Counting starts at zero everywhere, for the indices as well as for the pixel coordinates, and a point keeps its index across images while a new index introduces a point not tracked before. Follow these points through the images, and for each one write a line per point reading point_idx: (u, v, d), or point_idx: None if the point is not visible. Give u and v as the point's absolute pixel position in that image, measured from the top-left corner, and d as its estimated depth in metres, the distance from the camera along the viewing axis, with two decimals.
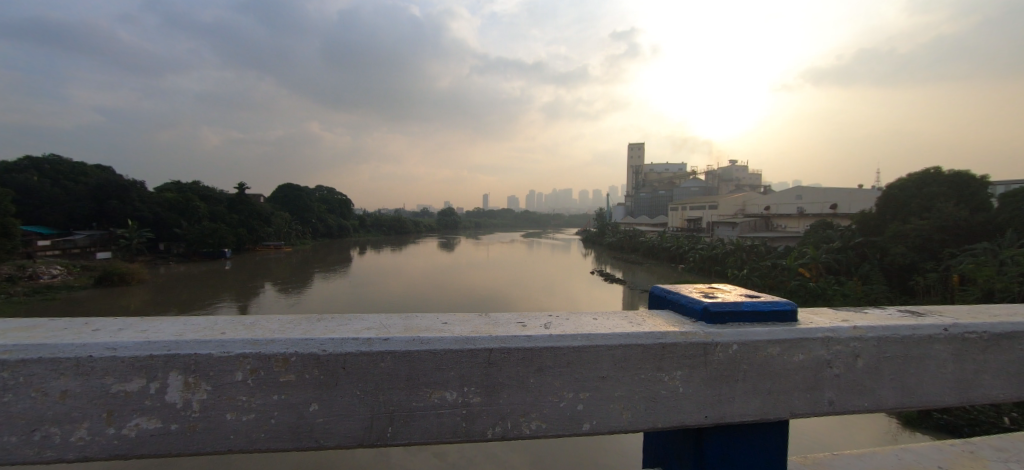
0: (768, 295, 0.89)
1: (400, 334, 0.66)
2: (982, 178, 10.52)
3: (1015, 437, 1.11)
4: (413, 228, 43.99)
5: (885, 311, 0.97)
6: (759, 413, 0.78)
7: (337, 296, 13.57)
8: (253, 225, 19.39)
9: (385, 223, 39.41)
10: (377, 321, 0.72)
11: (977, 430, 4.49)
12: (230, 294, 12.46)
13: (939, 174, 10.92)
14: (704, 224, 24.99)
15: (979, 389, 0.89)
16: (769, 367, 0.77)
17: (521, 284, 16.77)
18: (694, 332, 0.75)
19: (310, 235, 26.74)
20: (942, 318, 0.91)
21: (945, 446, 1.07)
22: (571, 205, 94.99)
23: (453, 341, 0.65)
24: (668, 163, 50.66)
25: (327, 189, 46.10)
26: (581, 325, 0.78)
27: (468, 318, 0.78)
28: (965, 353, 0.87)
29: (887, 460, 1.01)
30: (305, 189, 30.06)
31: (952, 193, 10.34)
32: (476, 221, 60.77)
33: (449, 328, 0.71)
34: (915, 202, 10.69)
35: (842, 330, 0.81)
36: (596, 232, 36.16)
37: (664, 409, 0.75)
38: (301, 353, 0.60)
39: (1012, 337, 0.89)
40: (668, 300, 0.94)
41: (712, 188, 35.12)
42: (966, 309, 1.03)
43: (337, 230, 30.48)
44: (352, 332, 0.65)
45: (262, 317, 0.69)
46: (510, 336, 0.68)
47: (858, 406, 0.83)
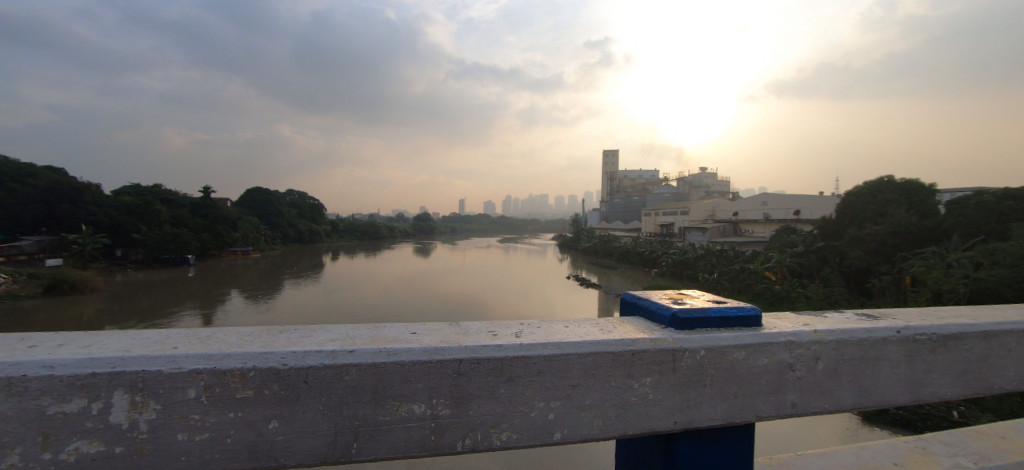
0: (735, 301, 0.91)
1: (365, 345, 0.64)
2: (931, 186, 11.12)
3: (963, 432, 1.17)
4: (388, 233, 43.36)
5: (842, 314, 1.00)
6: (726, 417, 0.79)
7: (308, 303, 13.16)
8: (218, 230, 18.68)
9: (359, 229, 38.70)
10: (344, 332, 0.70)
11: (930, 424, 4.82)
12: (194, 302, 11.96)
13: (892, 182, 11.54)
14: (676, 230, 25.62)
15: (929, 388, 0.93)
16: (734, 372, 0.79)
17: (497, 290, 16.74)
18: (662, 339, 0.76)
19: (280, 240, 25.99)
20: (896, 321, 0.96)
21: (897, 442, 1.13)
22: (546, 210, 95.53)
23: (421, 352, 0.64)
24: (641, 171, 51.76)
25: (298, 194, 45.03)
26: (551, 333, 0.77)
27: (439, 327, 0.77)
28: (916, 353, 0.91)
29: (847, 459, 1.04)
30: (275, 193, 29.22)
31: (902, 200, 10.95)
32: (451, 226, 60.34)
33: (418, 338, 0.69)
34: (871, 208, 11.26)
35: (804, 334, 0.84)
36: (572, 237, 36.52)
37: (634, 416, 0.75)
38: (260, 368, 0.57)
39: (955, 338, 0.94)
40: (638, 307, 0.95)
41: (684, 195, 35.98)
42: (916, 311, 1.08)
43: (308, 235, 29.73)
44: (315, 344, 0.63)
45: (219, 330, 0.66)
46: (480, 345, 0.67)
47: (818, 408, 0.86)
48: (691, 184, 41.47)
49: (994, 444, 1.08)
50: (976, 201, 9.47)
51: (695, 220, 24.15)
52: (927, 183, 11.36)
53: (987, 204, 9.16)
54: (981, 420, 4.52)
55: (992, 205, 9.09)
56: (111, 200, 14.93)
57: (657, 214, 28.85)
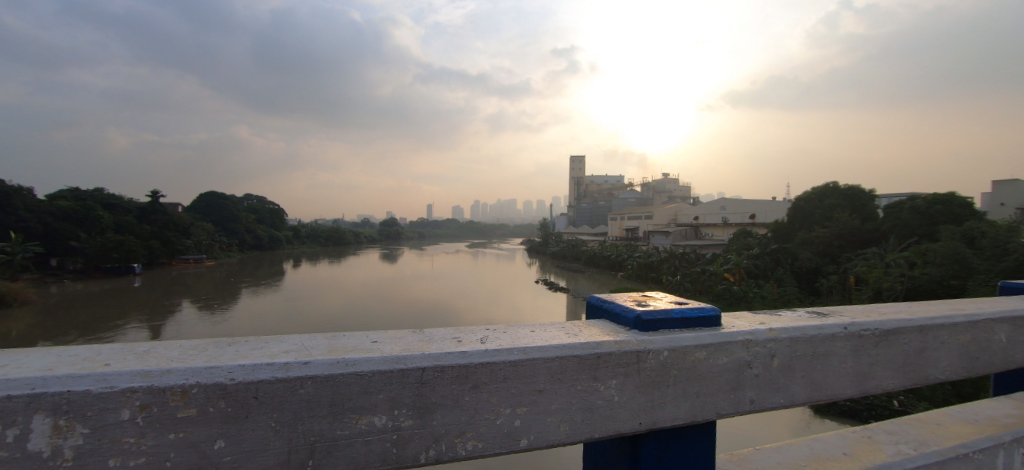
0: (696, 302, 0.93)
1: (323, 355, 0.61)
2: (871, 191, 11.90)
3: (905, 420, 1.24)
4: (353, 239, 42.32)
5: (796, 312, 1.05)
6: (689, 416, 0.81)
7: (267, 313, 12.63)
8: (168, 237, 17.68)
9: (322, 235, 37.59)
10: (302, 341, 0.67)
11: (873, 413, 5.16)
12: (141, 314, 11.27)
13: (837, 188, 12.28)
14: (640, 234, 26.32)
15: (874, 380, 0.98)
16: (696, 371, 0.80)
17: (466, 295, 16.63)
18: (627, 341, 0.77)
19: (237, 247, 24.89)
20: (843, 318, 1.01)
21: (847, 433, 1.18)
22: (514, 215, 95.73)
23: (381, 362, 0.61)
24: (607, 177, 52.90)
25: (257, 200, 43.35)
26: (517, 338, 0.77)
27: (402, 335, 0.75)
28: (862, 348, 0.96)
29: (800, 451, 1.09)
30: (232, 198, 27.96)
31: (845, 205, 11.67)
32: (418, 231, 59.56)
33: (379, 346, 0.67)
34: (818, 212, 11.93)
35: (760, 332, 0.86)
36: (539, 242, 36.80)
37: (601, 418, 0.75)
38: (204, 384, 0.54)
39: (896, 332, 0.99)
40: (603, 309, 0.95)
41: (648, 199, 37.02)
42: (861, 308, 1.14)
43: (268, 242, 28.63)
44: (267, 356, 0.60)
45: (160, 343, 0.62)
46: (444, 352, 0.65)
47: (774, 403, 0.89)
48: (654, 189, 42.70)
49: (930, 430, 1.16)
50: (910, 205, 10.20)
51: (659, 224, 24.88)
52: (867, 189, 12.15)
53: (920, 208, 9.90)
54: (917, 408, 4.86)
55: (924, 209, 9.82)
56: (45, 206, 13.89)
57: (622, 218, 29.48)
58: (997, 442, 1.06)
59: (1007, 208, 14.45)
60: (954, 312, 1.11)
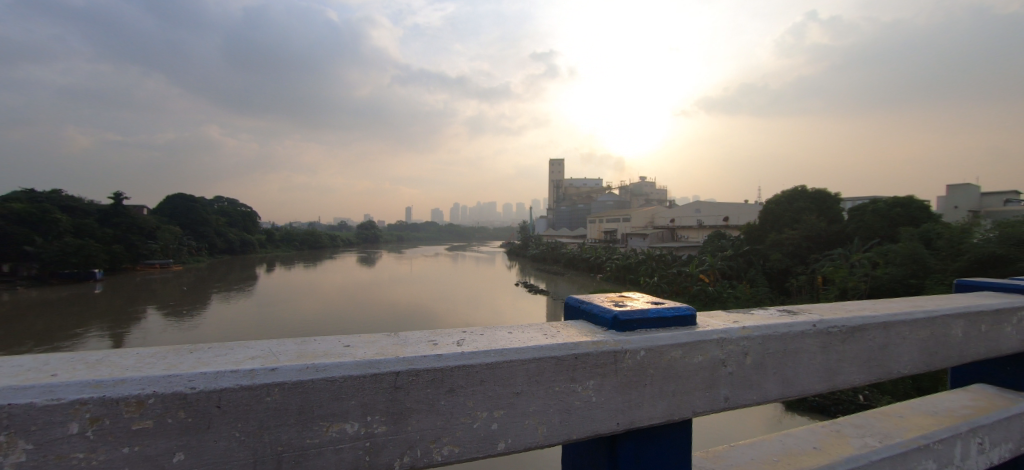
0: (671, 302, 0.94)
1: (291, 360, 0.59)
2: (836, 195, 12.36)
3: (870, 414, 1.29)
4: (329, 243, 41.53)
5: (767, 311, 1.07)
6: (666, 414, 0.81)
7: (240, 319, 12.27)
8: (132, 241, 16.99)
9: (297, 238, 36.74)
10: (269, 347, 0.65)
11: (841, 408, 5.35)
12: (102, 321, 10.78)
13: (804, 191, 12.72)
14: (619, 236, 26.67)
15: (841, 375, 1.01)
16: (672, 370, 0.81)
17: (445, 299, 16.51)
18: (604, 341, 0.77)
19: (207, 251, 24.11)
20: (812, 315, 1.04)
21: (817, 428, 1.21)
22: (494, 218, 95.66)
23: (353, 366, 0.60)
24: (585, 180, 53.47)
25: (228, 202, 42.07)
26: (494, 340, 0.76)
27: (376, 339, 0.73)
28: (830, 344, 0.99)
29: (773, 446, 1.11)
30: (201, 200, 27.07)
31: (813, 208, 12.08)
32: (397, 234, 58.95)
33: (351, 351, 0.65)
34: (787, 215, 12.33)
35: (733, 331, 0.87)
36: (519, 244, 36.89)
37: (579, 420, 0.75)
38: (162, 394, 0.51)
39: (861, 329, 1.03)
40: (581, 310, 0.95)
41: (626, 202, 37.57)
42: (830, 306, 1.17)
43: (240, 246, 27.81)
44: (230, 363, 0.57)
45: (116, 352, 0.58)
46: (418, 355, 0.64)
47: (748, 400, 0.90)
48: (632, 193, 43.52)
49: (894, 423, 1.20)
50: (871, 208, 10.65)
51: (636, 226, 25.28)
52: (833, 193, 12.61)
53: (882, 211, 10.34)
54: (881, 401, 5.06)
55: (885, 212, 10.27)
56: None
57: (601, 221, 29.85)
58: (954, 432, 1.11)
59: (960, 211, 15.28)
60: (915, 309, 1.15)
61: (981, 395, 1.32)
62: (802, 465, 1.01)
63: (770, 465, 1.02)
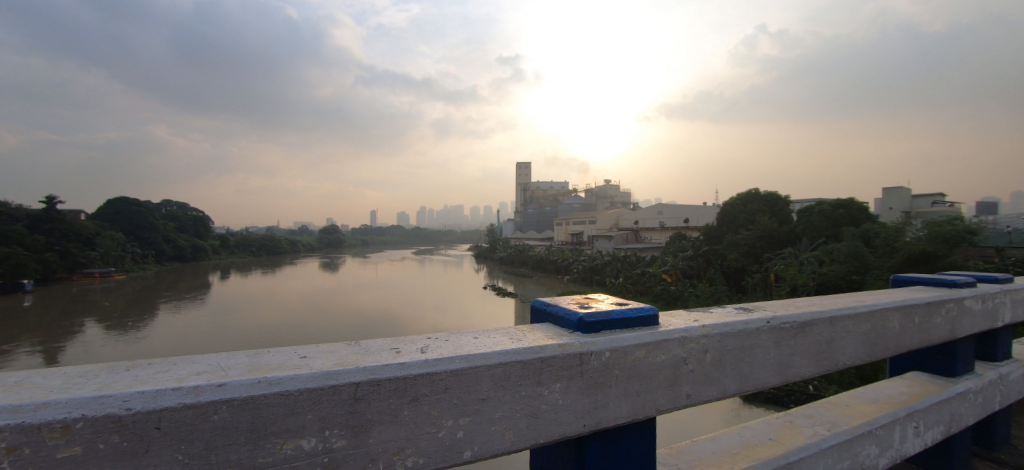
0: (635, 303, 0.96)
1: (241, 375, 0.56)
2: (786, 197, 13.03)
3: (822, 404, 1.35)
4: (289, 248, 40.13)
5: (724, 309, 1.10)
6: (631, 414, 0.82)
7: (192, 330, 11.65)
8: (68, 248, 15.81)
9: (254, 244, 35.27)
10: (217, 361, 0.61)
11: (793, 399, 5.65)
12: (33, 337, 9.98)
13: (757, 194, 13.33)
14: (585, 238, 27.13)
15: (793, 369, 1.06)
16: (635, 370, 0.82)
17: (411, 304, 16.28)
18: (571, 344, 0.76)
19: (155, 258, 22.77)
20: (766, 312, 1.08)
21: (773, 419, 1.27)
22: (460, 221, 95.52)
23: (309, 379, 0.57)
24: (552, 183, 54.17)
25: (178, 207, 39.82)
26: (459, 346, 0.74)
27: (335, 349, 0.70)
28: (783, 339, 1.03)
29: (732, 439, 1.15)
30: (148, 204, 25.54)
31: (766, 210, 12.68)
32: (361, 239, 57.69)
33: (308, 362, 0.62)
34: (743, 216, 12.89)
35: (694, 330, 0.89)
36: (487, 247, 36.90)
37: (545, 423, 0.74)
38: (95, 417, 0.47)
39: (810, 324, 1.07)
40: (547, 313, 0.95)
41: (592, 205, 38.31)
42: (784, 303, 1.22)
43: (191, 253, 26.42)
44: (172, 380, 0.53)
45: (41, 371, 0.53)
46: (380, 365, 0.62)
47: (709, 396, 0.93)
48: (597, 196, 44.53)
49: (840, 412, 1.27)
50: (817, 209, 11.31)
51: (602, 228, 25.80)
52: (784, 195, 13.28)
53: (827, 212, 10.99)
54: (829, 391, 5.39)
55: (830, 214, 10.93)
56: None
57: (567, 223, 30.23)
58: (894, 417, 1.18)
59: (895, 212, 16.53)
60: (858, 303, 1.22)
61: (917, 382, 1.41)
62: (760, 455, 1.04)
63: (730, 458, 1.05)
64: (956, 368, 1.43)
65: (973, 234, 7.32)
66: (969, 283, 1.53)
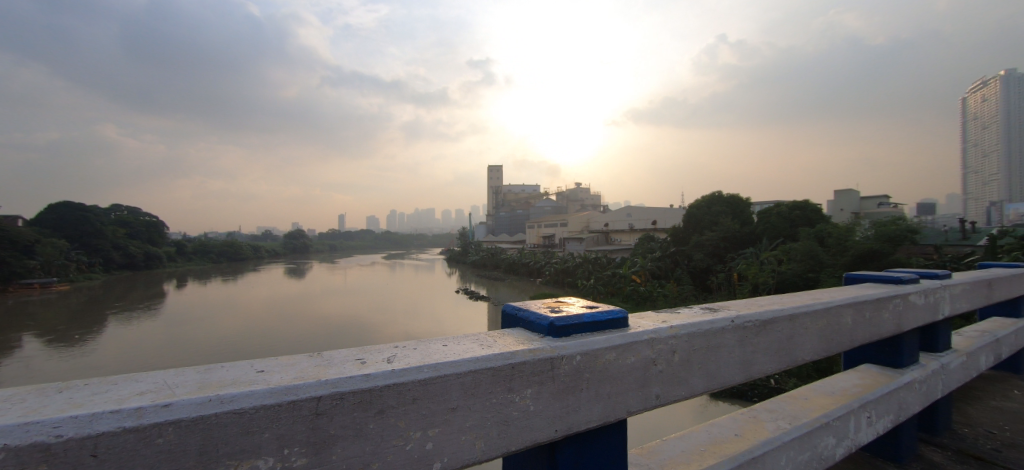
0: (605, 306, 0.96)
1: (188, 393, 0.52)
2: (747, 200, 13.55)
3: (784, 399, 1.39)
4: (252, 254, 38.69)
5: (691, 310, 1.12)
6: (601, 417, 0.82)
7: (145, 343, 11.06)
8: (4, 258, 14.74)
9: (213, 250, 33.79)
10: (163, 379, 0.57)
11: (757, 393, 5.89)
12: None
13: (720, 196, 13.79)
14: (556, 240, 27.40)
15: (756, 365, 1.09)
16: (606, 373, 0.82)
17: (380, 309, 16.00)
18: (541, 348, 0.76)
19: (103, 266, 21.49)
20: (730, 312, 1.10)
21: (738, 415, 1.30)
22: (432, 225, 95.43)
23: (266, 395, 0.54)
24: (523, 186, 54.56)
25: (129, 212, 37.72)
26: (428, 354, 0.72)
27: (296, 361, 0.67)
28: (746, 336, 1.06)
29: (700, 437, 1.17)
30: (95, 209, 24.10)
31: (728, 211, 13.14)
32: (328, 244, 56.38)
33: (266, 377, 0.59)
34: (707, 218, 13.31)
35: (662, 331, 0.90)
36: (459, 251, 36.74)
37: (516, 430, 0.73)
38: (22, 444, 0.42)
39: (770, 323, 1.10)
40: (518, 318, 0.95)
41: (562, 208, 38.82)
42: (746, 302, 1.26)
43: (144, 260, 25.09)
44: (113, 401, 0.49)
45: None
46: (343, 376, 0.59)
47: (676, 396, 0.94)
48: (567, 199, 45.37)
49: (800, 405, 1.31)
50: (775, 210, 11.84)
51: (573, 231, 26.12)
52: (744, 198, 13.81)
53: (784, 214, 11.53)
54: (789, 384, 5.65)
55: (787, 214, 11.46)
56: None
57: (539, 226, 30.45)
58: (849, 409, 1.23)
59: (846, 212, 17.51)
60: (814, 301, 1.27)
61: (869, 374, 1.48)
62: (727, 452, 1.06)
63: (699, 455, 1.07)
64: (903, 360, 1.51)
65: (916, 232, 7.83)
66: (914, 279, 1.62)
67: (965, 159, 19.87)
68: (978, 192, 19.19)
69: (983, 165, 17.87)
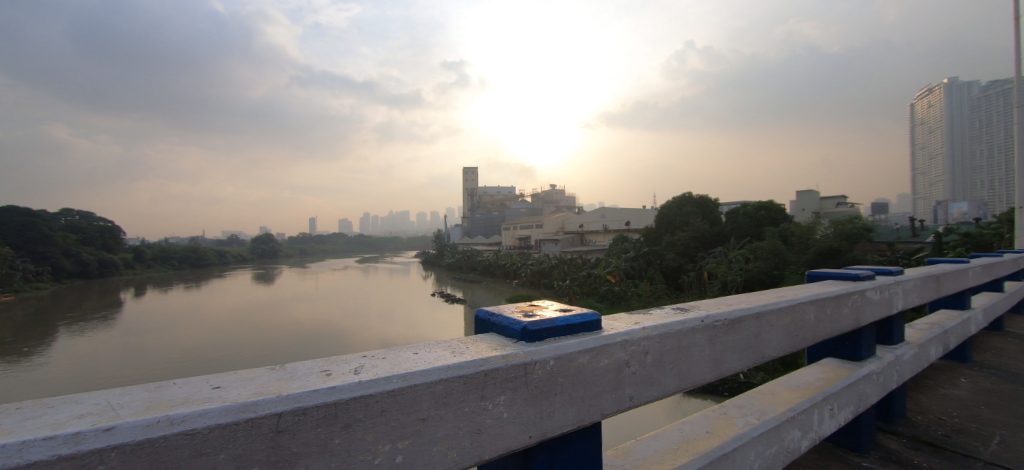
0: (579, 309, 0.96)
1: (134, 414, 0.49)
2: (715, 201, 13.90)
3: (754, 394, 1.43)
4: (217, 259, 37.35)
5: (664, 310, 1.13)
6: (576, 421, 0.81)
7: (99, 354, 10.52)
8: None
9: (174, 256, 32.41)
10: (106, 399, 0.53)
11: (727, 387, 6.10)
12: None
13: (690, 197, 14.09)
14: (532, 242, 27.59)
15: (726, 364, 1.11)
16: (580, 376, 0.82)
17: (353, 315, 15.70)
18: (514, 354, 0.75)
19: (51, 275, 20.27)
20: (700, 312, 1.12)
21: (709, 412, 1.32)
22: (406, 228, 95.50)
23: (222, 414, 0.51)
24: (498, 189, 54.90)
25: (80, 217, 35.73)
26: (397, 364, 0.70)
27: (256, 375, 0.63)
28: (716, 336, 1.07)
29: (673, 436, 1.18)
30: (41, 215, 22.67)
31: (698, 212, 13.44)
32: (299, 248, 55.04)
33: (223, 393, 0.55)
34: (678, 219, 13.59)
35: (634, 333, 0.91)
36: (435, 254, 36.59)
37: (490, 438, 0.71)
38: None
39: (738, 322, 1.13)
40: (491, 323, 0.93)
41: (538, 210, 39.25)
42: (714, 302, 1.28)
43: (97, 268, 23.82)
44: (49, 426, 0.46)
45: None
46: (306, 391, 0.56)
47: (649, 396, 0.95)
48: (542, 200, 45.95)
49: (768, 400, 1.34)
50: (742, 211, 12.26)
51: (548, 232, 26.36)
52: (713, 199, 14.15)
53: (751, 214, 11.93)
54: (756, 378, 5.90)
55: (753, 215, 11.89)
56: None
57: (515, 228, 30.58)
58: (813, 402, 1.27)
59: (807, 212, 18.33)
60: (779, 299, 1.31)
61: (831, 367, 1.54)
62: (698, 449, 1.08)
63: (671, 453, 1.08)
64: (861, 353, 1.58)
65: (870, 231, 8.26)
66: (870, 275, 1.69)
67: (913, 162, 21.16)
68: (925, 193, 20.42)
69: (930, 166, 19.00)
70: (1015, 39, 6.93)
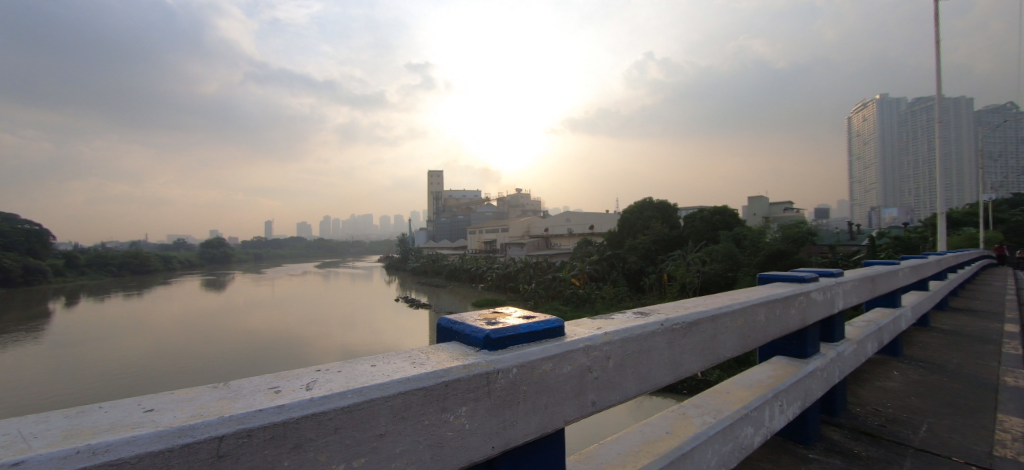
0: (542, 315, 0.95)
1: (49, 445, 0.44)
2: (674, 205, 14.39)
3: (713, 391, 1.47)
4: (162, 265, 35.36)
5: (625, 315, 1.14)
6: (539, 430, 0.80)
7: (30, 370, 9.78)
8: None
9: (114, 261, 30.44)
10: (19, 428, 0.47)
11: (687, 385, 6.36)
12: None
13: (650, 202, 14.52)
14: (497, 246, 27.75)
15: (684, 365, 1.14)
16: (543, 383, 0.81)
17: (313, 321, 15.28)
18: (476, 363, 0.73)
19: None
20: (659, 315, 1.14)
21: (668, 413, 1.35)
22: (369, 231, 94.99)
23: (153, 439, 0.47)
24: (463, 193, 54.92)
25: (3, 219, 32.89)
26: (354, 377, 0.67)
27: (195, 395, 0.59)
28: (675, 338, 1.10)
29: (635, 437, 1.20)
30: None
31: (658, 216, 13.88)
32: (254, 253, 53.16)
33: (159, 417, 0.51)
34: (639, 223, 14.00)
35: (597, 338, 0.91)
36: (398, 258, 36.22)
37: (452, 450, 0.69)
38: None
39: (695, 324, 1.16)
40: (453, 331, 0.91)
41: (503, 214, 39.65)
42: (673, 304, 1.30)
43: (25, 275, 22.00)
44: None
45: None
46: (250, 412, 0.53)
47: (612, 400, 0.95)
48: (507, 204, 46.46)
49: (722, 399, 1.39)
50: (699, 215, 12.77)
51: (513, 235, 26.58)
52: (671, 203, 14.64)
53: (707, 218, 12.47)
54: (712, 375, 6.19)
55: (709, 219, 12.43)
56: None
57: (480, 232, 30.66)
58: (765, 399, 1.32)
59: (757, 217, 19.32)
60: (733, 302, 1.35)
61: (780, 365, 1.61)
62: (659, 450, 1.09)
63: (633, 456, 1.09)
64: (807, 350, 1.66)
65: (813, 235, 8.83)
66: (814, 278, 1.79)
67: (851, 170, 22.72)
68: (862, 199, 21.97)
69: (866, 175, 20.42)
70: (936, 60, 7.60)
